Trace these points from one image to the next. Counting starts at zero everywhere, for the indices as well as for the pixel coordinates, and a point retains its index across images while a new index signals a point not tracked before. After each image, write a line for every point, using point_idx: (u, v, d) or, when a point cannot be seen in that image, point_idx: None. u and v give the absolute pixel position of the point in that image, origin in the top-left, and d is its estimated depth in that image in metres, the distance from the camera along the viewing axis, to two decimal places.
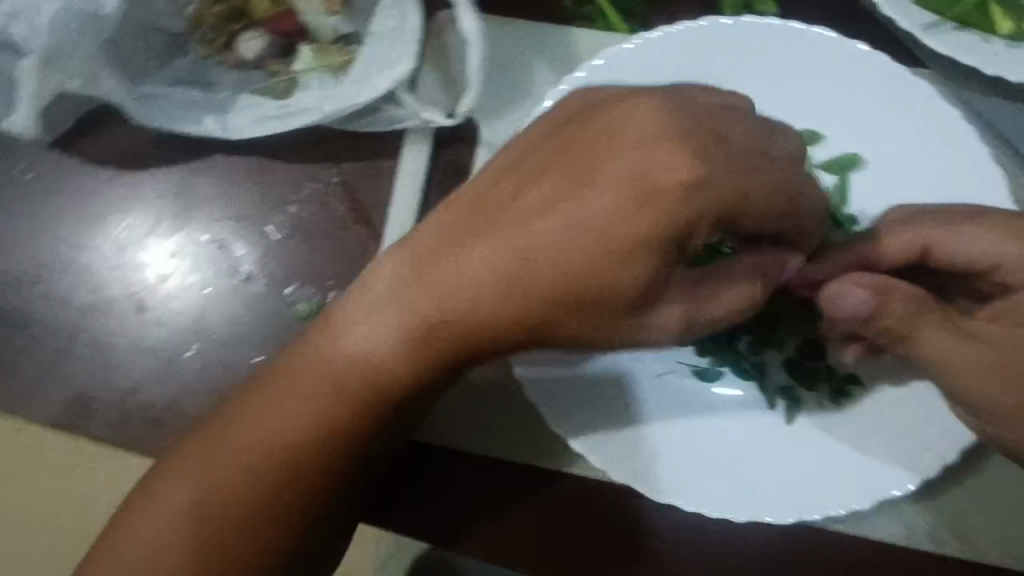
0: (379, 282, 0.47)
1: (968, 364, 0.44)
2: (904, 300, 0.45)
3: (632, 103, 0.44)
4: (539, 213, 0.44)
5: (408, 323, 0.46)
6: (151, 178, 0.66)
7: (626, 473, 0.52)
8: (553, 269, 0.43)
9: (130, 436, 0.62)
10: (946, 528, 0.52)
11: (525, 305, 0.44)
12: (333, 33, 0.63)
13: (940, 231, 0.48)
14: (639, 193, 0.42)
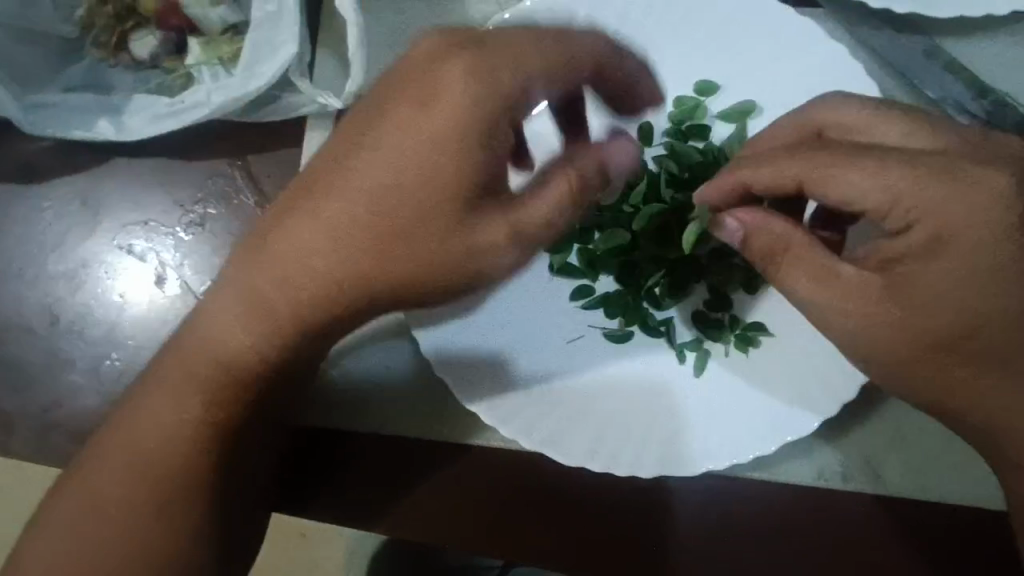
0: (271, 295, 0.47)
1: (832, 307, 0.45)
2: (765, 246, 0.45)
3: (454, 61, 0.44)
4: (352, 174, 0.46)
5: (268, 331, 0.48)
6: (56, 188, 0.65)
7: (538, 439, 0.53)
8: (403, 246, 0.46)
9: (54, 451, 0.62)
10: (861, 466, 0.53)
11: (384, 272, 0.46)
12: (222, 23, 0.62)
13: (824, 165, 0.44)
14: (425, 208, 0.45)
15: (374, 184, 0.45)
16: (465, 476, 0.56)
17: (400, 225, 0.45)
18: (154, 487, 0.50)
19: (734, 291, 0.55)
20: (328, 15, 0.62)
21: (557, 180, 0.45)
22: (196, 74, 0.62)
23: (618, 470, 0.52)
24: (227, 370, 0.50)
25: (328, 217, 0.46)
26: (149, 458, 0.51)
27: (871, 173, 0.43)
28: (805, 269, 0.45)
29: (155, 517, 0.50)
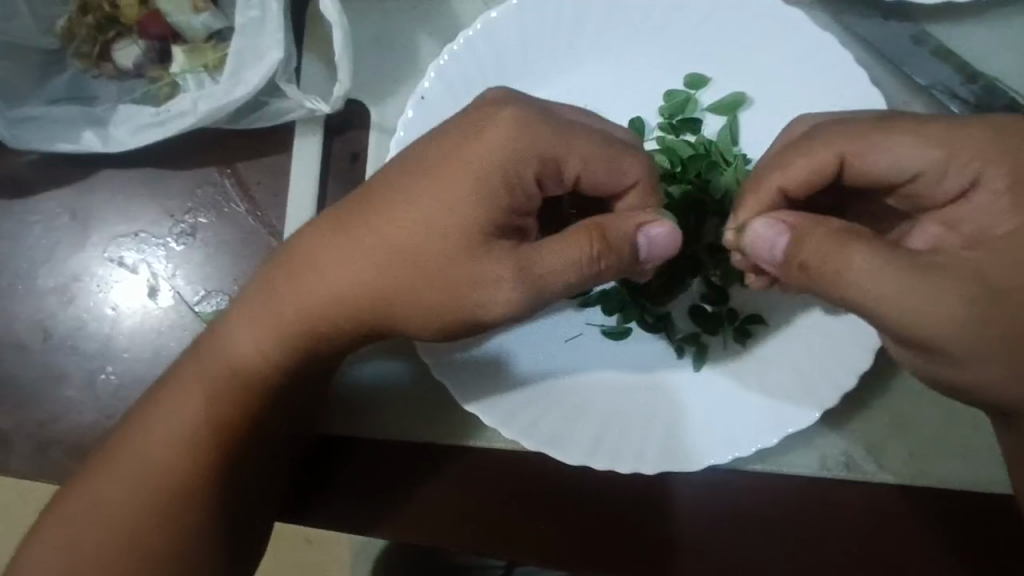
0: (285, 324, 0.49)
1: (897, 293, 0.40)
2: (838, 236, 0.41)
3: (503, 115, 0.45)
4: (385, 200, 0.46)
5: (274, 356, 0.50)
6: (43, 202, 0.65)
7: (539, 438, 0.52)
8: (407, 288, 0.46)
9: (52, 467, 0.62)
10: (863, 455, 0.53)
11: (386, 313, 0.47)
12: (206, 30, 0.61)
13: (857, 141, 0.44)
14: (435, 250, 0.45)
15: (400, 216, 0.46)
16: (468, 479, 0.55)
17: (417, 251, 0.46)
18: (152, 488, 0.50)
19: (732, 284, 0.54)
20: (314, 19, 0.61)
21: (580, 230, 0.44)
22: (180, 82, 0.61)
23: (622, 469, 0.52)
24: (245, 380, 0.51)
25: (343, 253, 0.47)
26: (142, 460, 0.50)
27: (904, 139, 0.44)
28: (880, 264, 0.40)
29: (143, 518, 0.50)
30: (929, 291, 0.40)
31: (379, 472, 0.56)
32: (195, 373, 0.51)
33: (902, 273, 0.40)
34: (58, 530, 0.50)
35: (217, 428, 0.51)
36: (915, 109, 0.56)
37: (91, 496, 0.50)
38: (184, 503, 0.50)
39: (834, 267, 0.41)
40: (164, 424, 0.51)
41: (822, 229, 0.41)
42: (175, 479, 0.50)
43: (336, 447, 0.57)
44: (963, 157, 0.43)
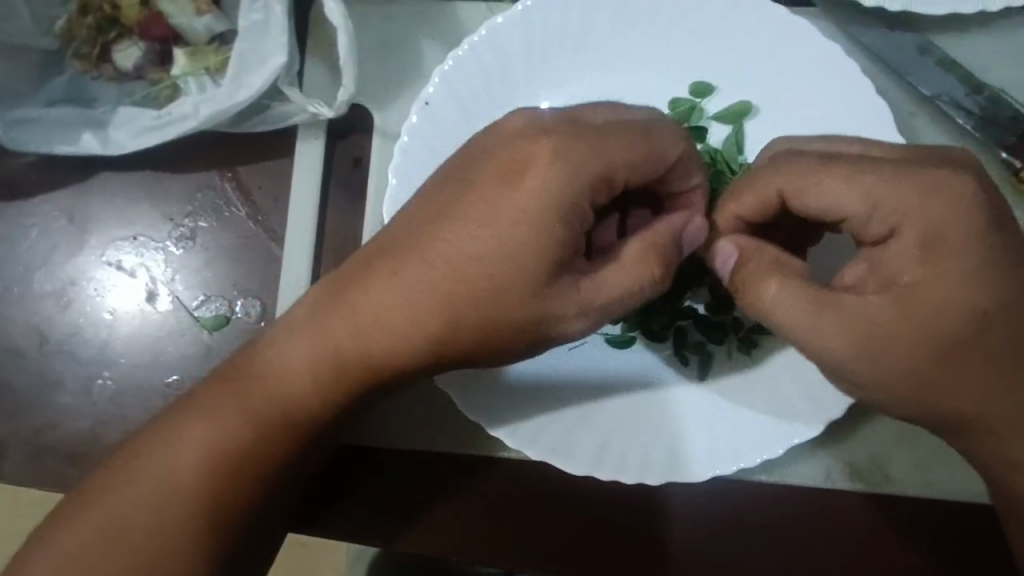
0: (333, 353, 0.47)
1: (826, 330, 0.42)
2: (750, 276, 0.44)
3: (546, 141, 0.43)
4: (433, 235, 0.45)
5: (320, 385, 0.48)
6: (39, 205, 0.64)
7: (543, 450, 0.52)
8: (465, 322, 0.45)
9: (48, 473, 0.61)
10: (865, 466, 0.53)
11: (442, 345, 0.46)
12: (208, 33, 0.60)
13: (795, 180, 0.43)
14: (494, 284, 0.44)
15: (450, 249, 0.45)
16: (473, 489, 0.55)
17: (475, 282, 0.45)
18: (175, 515, 0.48)
19: None
20: (317, 23, 0.61)
21: (642, 248, 0.44)
22: (181, 85, 0.60)
23: (625, 478, 0.52)
24: (286, 411, 0.49)
25: (402, 281, 0.46)
26: (169, 487, 0.48)
27: (835, 182, 0.42)
28: (803, 298, 0.43)
29: (164, 545, 0.48)
30: (837, 327, 0.42)
31: (384, 481, 0.56)
32: (231, 399, 0.49)
33: (809, 309, 0.43)
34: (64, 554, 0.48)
35: (258, 464, 0.49)
36: (920, 119, 0.56)
37: (102, 519, 0.48)
38: (208, 533, 0.48)
39: (753, 298, 0.44)
40: (191, 449, 0.49)
41: (756, 264, 0.44)
42: (207, 506, 0.48)
43: (338, 455, 0.56)
44: (892, 206, 0.41)
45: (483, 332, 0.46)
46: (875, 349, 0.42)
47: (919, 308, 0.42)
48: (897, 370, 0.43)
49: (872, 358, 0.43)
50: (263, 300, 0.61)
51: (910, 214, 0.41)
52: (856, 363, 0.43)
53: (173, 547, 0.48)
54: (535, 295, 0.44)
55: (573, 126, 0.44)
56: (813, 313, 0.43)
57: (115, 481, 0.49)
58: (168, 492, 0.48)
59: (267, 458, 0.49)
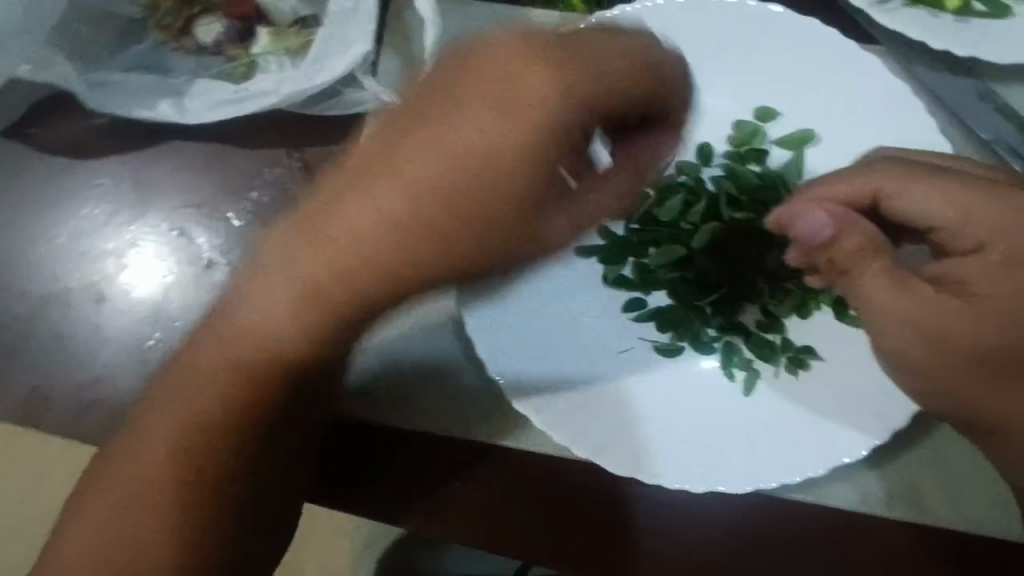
0: (295, 275, 0.45)
1: (903, 313, 0.47)
2: (848, 252, 0.48)
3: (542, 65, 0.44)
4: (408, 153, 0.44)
5: (302, 305, 0.46)
6: (107, 165, 0.65)
7: (587, 446, 0.54)
8: (470, 246, 0.44)
9: (89, 429, 0.61)
10: (901, 493, 0.54)
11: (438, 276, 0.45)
12: (293, 15, 0.63)
13: (895, 181, 0.49)
14: (489, 209, 0.44)
15: (416, 168, 0.43)
16: (510, 482, 0.56)
17: (471, 207, 0.44)
18: (175, 466, 0.49)
19: (787, 315, 0.56)
20: (398, 16, 0.63)
21: (623, 170, 0.48)
22: (260, 64, 0.62)
23: (670, 484, 0.53)
24: (272, 347, 0.48)
25: (380, 196, 0.43)
26: (166, 438, 0.49)
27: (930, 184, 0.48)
28: (889, 280, 0.47)
29: (168, 496, 0.49)
30: (914, 308, 0.48)
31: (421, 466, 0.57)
32: (218, 345, 0.49)
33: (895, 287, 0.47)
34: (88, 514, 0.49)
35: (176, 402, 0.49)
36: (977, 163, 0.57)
37: (117, 478, 0.50)
38: (208, 476, 0.49)
39: (845, 266, 0.48)
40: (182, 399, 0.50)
41: (852, 233, 0.47)
42: (202, 447, 0.49)
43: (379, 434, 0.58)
44: (980, 222, 0.48)
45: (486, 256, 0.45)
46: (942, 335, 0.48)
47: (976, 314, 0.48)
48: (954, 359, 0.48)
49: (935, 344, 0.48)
50: None
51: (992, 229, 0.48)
52: (926, 353, 0.48)
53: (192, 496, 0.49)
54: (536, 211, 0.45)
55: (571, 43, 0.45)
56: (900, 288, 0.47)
57: (136, 429, 0.50)
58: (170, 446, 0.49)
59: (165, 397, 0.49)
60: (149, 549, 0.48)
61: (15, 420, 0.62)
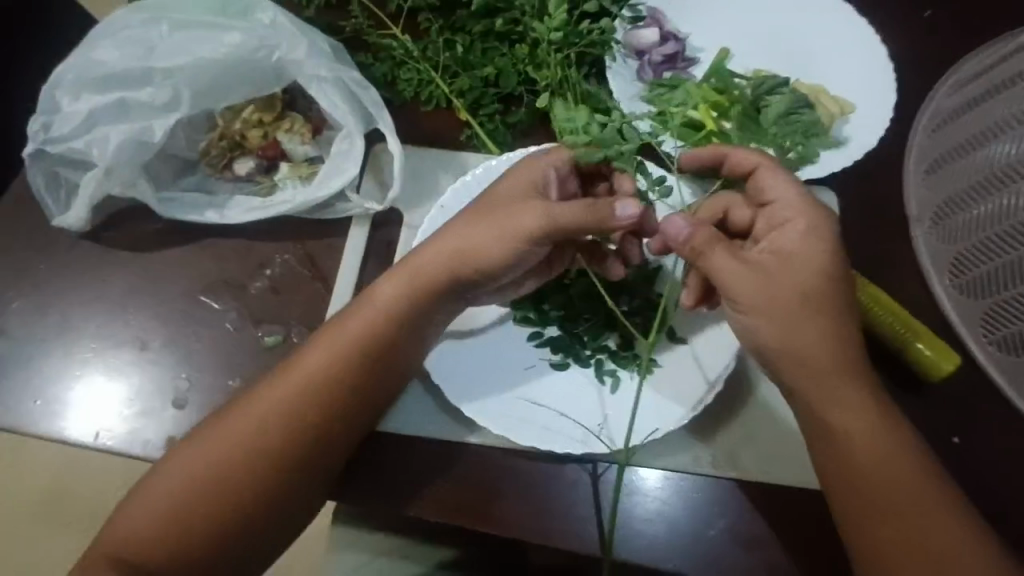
0: (452, 236, 0.72)
1: (754, 300, 0.63)
2: (701, 242, 0.64)
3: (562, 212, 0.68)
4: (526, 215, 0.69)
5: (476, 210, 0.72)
6: (156, 255, 0.90)
7: (502, 425, 0.76)
8: (497, 261, 0.70)
9: (126, 446, 0.81)
10: (722, 459, 0.77)
11: (500, 236, 0.70)
12: (304, 156, 0.92)
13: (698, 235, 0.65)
14: (479, 255, 0.71)
15: (523, 237, 0.69)
16: (455, 463, 0.78)
17: (507, 244, 0.70)
18: (293, 426, 0.69)
19: (637, 336, 0.81)
20: (375, 156, 0.93)
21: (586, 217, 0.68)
22: (280, 185, 0.91)
23: (560, 449, 0.75)
24: (362, 343, 0.72)
25: (514, 192, 0.72)
26: (307, 401, 0.70)
27: (780, 201, 0.65)
28: (730, 266, 0.63)
29: (262, 439, 0.69)
30: (760, 304, 0.63)
31: (387, 459, 0.78)
32: (348, 335, 0.72)
33: (736, 267, 0.63)
34: (215, 435, 0.69)
35: (349, 391, 0.71)
36: None
37: (269, 405, 0.70)
38: (295, 449, 0.69)
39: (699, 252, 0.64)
40: (323, 372, 0.71)
41: (705, 229, 0.65)
42: (315, 433, 0.70)
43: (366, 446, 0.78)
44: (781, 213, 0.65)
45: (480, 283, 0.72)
46: (786, 325, 0.62)
47: (808, 300, 0.62)
48: (796, 286, 0.62)
49: (779, 301, 0.62)
50: (311, 327, 0.86)
51: (805, 237, 0.63)
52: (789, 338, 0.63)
53: (298, 444, 0.69)
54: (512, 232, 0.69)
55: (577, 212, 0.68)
56: (735, 259, 0.63)
57: (302, 380, 0.70)
58: (301, 404, 0.70)
59: (356, 389, 0.72)
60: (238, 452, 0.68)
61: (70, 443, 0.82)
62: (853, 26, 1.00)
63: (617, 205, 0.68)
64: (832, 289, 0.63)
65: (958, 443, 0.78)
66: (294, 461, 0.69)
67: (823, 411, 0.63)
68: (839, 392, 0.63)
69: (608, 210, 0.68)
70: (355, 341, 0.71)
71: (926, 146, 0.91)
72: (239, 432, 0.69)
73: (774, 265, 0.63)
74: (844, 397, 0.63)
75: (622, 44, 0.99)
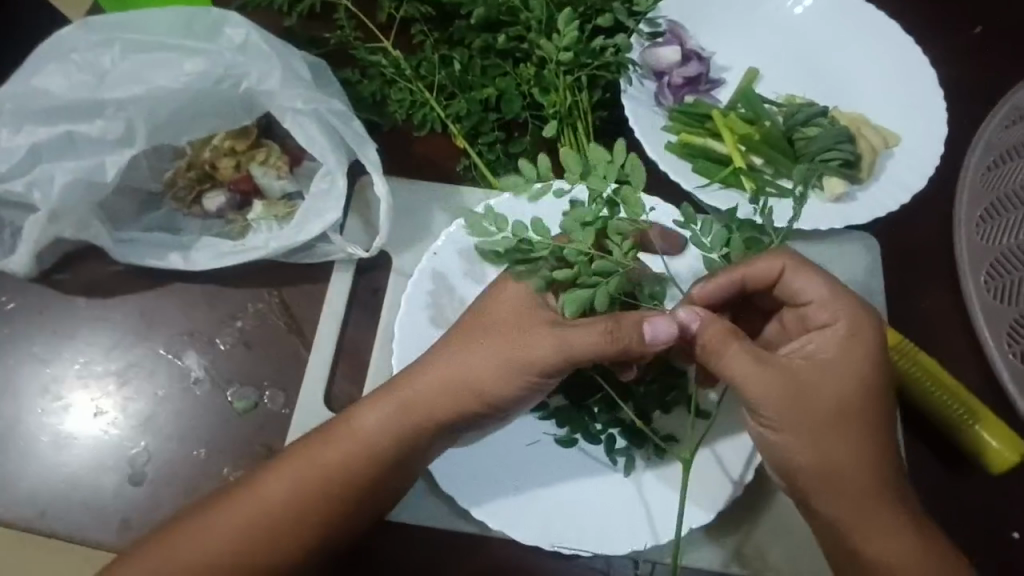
0: (450, 356, 0.64)
1: (777, 411, 0.58)
2: (713, 338, 0.58)
3: (575, 336, 0.60)
4: (535, 338, 0.62)
5: (480, 323, 0.64)
6: (114, 303, 0.80)
7: (502, 521, 0.69)
8: (498, 385, 0.63)
9: (76, 526, 0.72)
10: (752, 556, 0.70)
11: (503, 360, 0.62)
12: (281, 192, 0.82)
13: (713, 329, 0.58)
14: (479, 381, 0.63)
15: (529, 360, 0.61)
16: (454, 557, 0.70)
17: (510, 366, 0.62)
18: (266, 545, 0.63)
19: (655, 410, 0.71)
20: (361, 193, 0.83)
21: (603, 331, 0.59)
22: (253, 226, 0.81)
23: (567, 550, 0.69)
24: (347, 463, 0.64)
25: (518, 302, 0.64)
26: (282, 522, 0.63)
27: (817, 301, 0.60)
28: (750, 361, 0.57)
29: (231, 560, 0.62)
30: (785, 416, 0.58)
31: (380, 551, 0.71)
32: (332, 455, 0.64)
33: (759, 370, 0.57)
34: (186, 548, 0.62)
35: (322, 518, 0.64)
36: None
37: (247, 516, 0.63)
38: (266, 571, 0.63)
39: (715, 351, 0.58)
40: (301, 492, 0.63)
41: (718, 323, 0.58)
42: (287, 557, 0.63)
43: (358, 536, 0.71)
44: (823, 311, 0.60)
45: (484, 412, 0.64)
46: (813, 441, 0.58)
47: (844, 418, 0.58)
48: (823, 401, 0.57)
49: (804, 419, 0.57)
50: (287, 390, 0.77)
51: (846, 342, 0.58)
52: (813, 458, 0.58)
53: (272, 564, 0.63)
54: (518, 355, 0.62)
55: (589, 334, 0.60)
56: (759, 364, 0.57)
57: (279, 500, 0.63)
58: (274, 524, 0.63)
59: (345, 511, 0.64)
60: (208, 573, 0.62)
61: (12, 522, 0.72)
62: (901, 46, 0.89)
63: (645, 327, 0.58)
64: (867, 404, 0.58)
65: (1002, 535, 0.71)
66: None
67: (862, 543, 0.59)
68: (870, 516, 0.59)
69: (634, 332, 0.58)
70: (343, 463, 0.64)
71: (981, 187, 0.81)
72: (221, 538, 0.62)
73: (810, 375, 0.58)
74: (877, 525, 0.59)
75: (639, 64, 0.88)
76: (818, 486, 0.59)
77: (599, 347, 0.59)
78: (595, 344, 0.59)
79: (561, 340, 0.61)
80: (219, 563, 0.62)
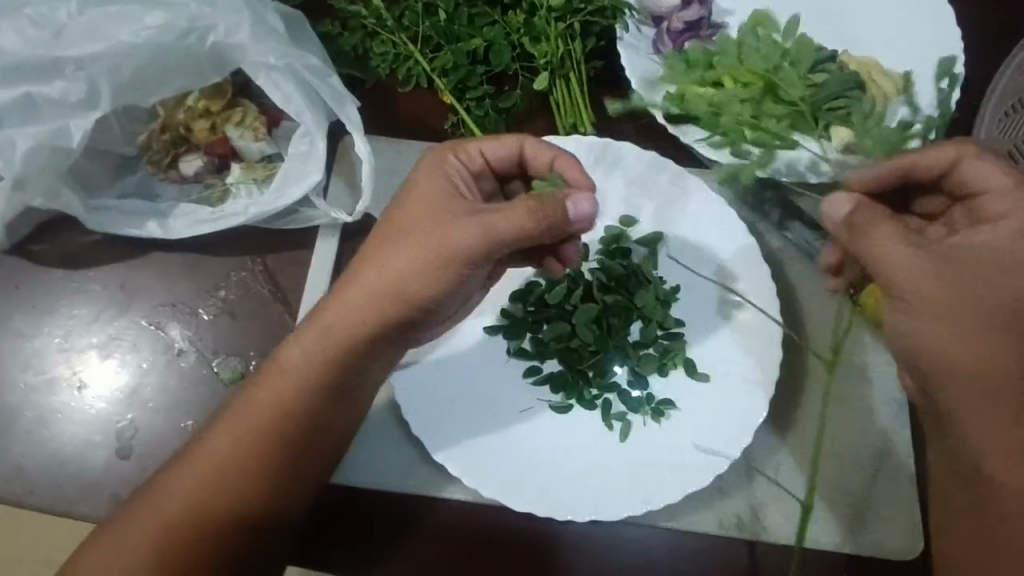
0: (367, 260, 0.61)
1: (933, 310, 0.52)
2: (861, 219, 0.54)
3: (494, 220, 0.57)
4: (453, 230, 0.59)
5: (392, 225, 0.61)
6: (91, 274, 0.78)
7: (494, 488, 0.67)
8: (421, 284, 0.60)
9: (64, 500, 0.71)
10: (752, 518, 0.69)
11: (425, 257, 0.59)
12: (260, 153, 0.78)
13: (864, 209, 0.53)
14: (400, 281, 0.60)
15: (451, 252, 0.59)
16: (446, 527, 0.69)
17: (431, 261, 0.59)
18: (221, 498, 0.62)
19: (651, 373, 0.70)
20: (344, 154, 0.80)
21: (523, 210, 0.57)
22: (232, 190, 0.77)
23: (559, 517, 0.66)
24: (285, 394, 0.63)
25: (427, 197, 0.61)
26: (235, 471, 0.62)
27: (995, 191, 0.60)
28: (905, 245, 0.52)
29: (192, 517, 0.61)
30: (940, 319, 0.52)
31: (370, 521, 0.69)
32: (268, 392, 0.63)
33: (914, 255, 0.52)
34: (157, 511, 0.61)
35: (276, 462, 0.63)
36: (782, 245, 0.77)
37: (208, 474, 0.62)
38: (234, 525, 0.62)
39: (866, 227, 0.53)
40: (241, 434, 0.63)
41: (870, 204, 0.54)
42: (251, 509, 0.62)
43: (351, 506, 0.70)
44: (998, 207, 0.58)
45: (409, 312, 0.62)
46: (977, 346, 0.52)
47: None
48: (994, 300, 0.52)
49: (975, 317, 0.52)
50: None
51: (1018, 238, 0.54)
52: (974, 368, 0.52)
53: (237, 518, 0.62)
54: (439, 251, 0.59)
55: (507, 215, 0.57)
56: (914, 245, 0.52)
57: (225, 445, 0.62)
58: (226, 473, 0.62)
59: (293, 448, 0.63)
60: (170, 530, 0.61)
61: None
62: None
63: (567, 204, 0.58)
64: None
65: None
66: (248, 540, 0.63)
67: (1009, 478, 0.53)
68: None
69: (557, 207, 0.58)
70: (279, 395, 0.63)
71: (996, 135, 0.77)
72: (185, 494, 0.61)
73: (981, 270, 0.53)
74: None
75: (636, 9, 0.82)
76: (977, 405, 0.52)
77: (520, 225, 0.57)
78: (516, 224, 0.57)
79: (482, 230, 0.58)
80: (186, 522, 0.61)
